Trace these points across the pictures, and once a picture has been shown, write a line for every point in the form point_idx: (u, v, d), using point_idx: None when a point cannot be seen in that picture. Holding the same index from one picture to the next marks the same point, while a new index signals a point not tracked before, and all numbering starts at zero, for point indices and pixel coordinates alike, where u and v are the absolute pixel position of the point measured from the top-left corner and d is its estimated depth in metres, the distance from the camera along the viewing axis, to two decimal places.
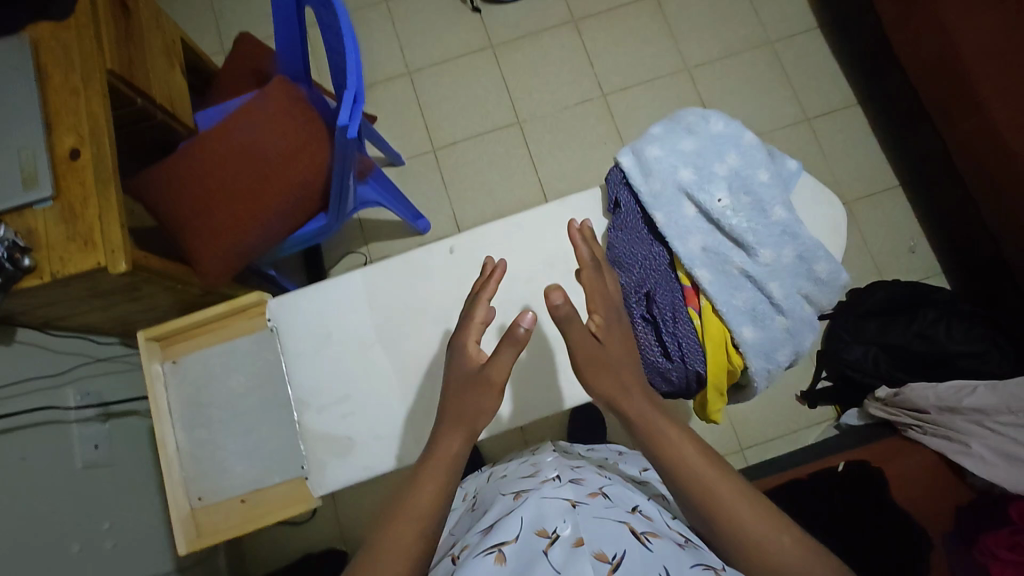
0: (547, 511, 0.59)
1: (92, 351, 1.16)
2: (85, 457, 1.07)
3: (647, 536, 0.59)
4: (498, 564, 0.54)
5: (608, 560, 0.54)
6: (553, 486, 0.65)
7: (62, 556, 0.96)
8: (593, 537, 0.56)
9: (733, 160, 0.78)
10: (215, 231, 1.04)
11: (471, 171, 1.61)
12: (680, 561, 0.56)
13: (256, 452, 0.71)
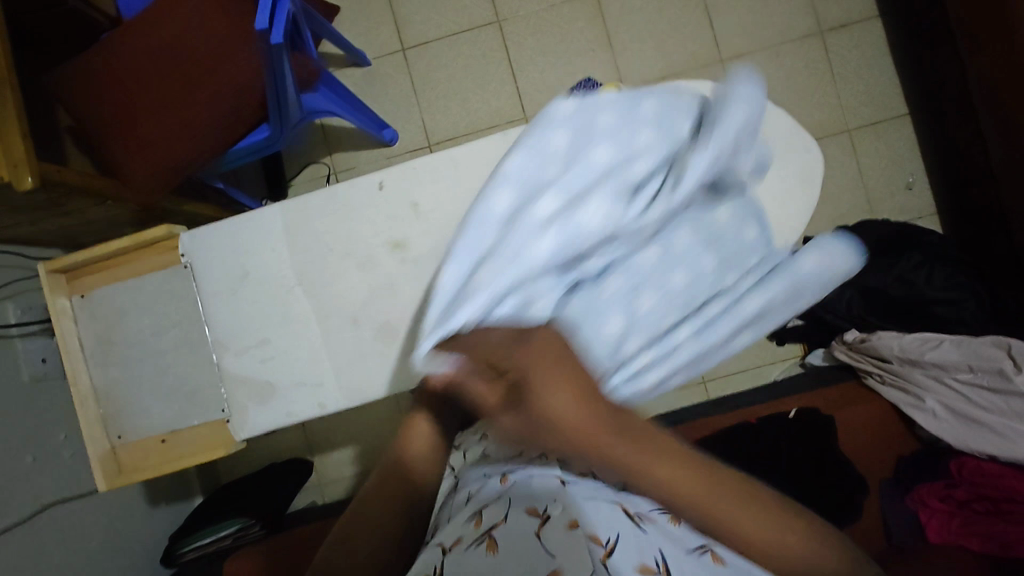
0: (537, 492, 0.62)
1: (31, 264, 1.10)
2: (33, 371, 1.06)
3: (639, 516, 0.60)
4: (490, 552, 0.56)
5: (602, 544, 0.55)
6: (539, 464, 0.66)
7: (15, 467, 0.97)
8: (586, 519, 0.58)
9: (542, 231, 0.55)
10: (138, 141, 0.94)
11: (444, 76, 1.47)
12: (671, 539, 0.58)
13: (175, 393, 0.76)
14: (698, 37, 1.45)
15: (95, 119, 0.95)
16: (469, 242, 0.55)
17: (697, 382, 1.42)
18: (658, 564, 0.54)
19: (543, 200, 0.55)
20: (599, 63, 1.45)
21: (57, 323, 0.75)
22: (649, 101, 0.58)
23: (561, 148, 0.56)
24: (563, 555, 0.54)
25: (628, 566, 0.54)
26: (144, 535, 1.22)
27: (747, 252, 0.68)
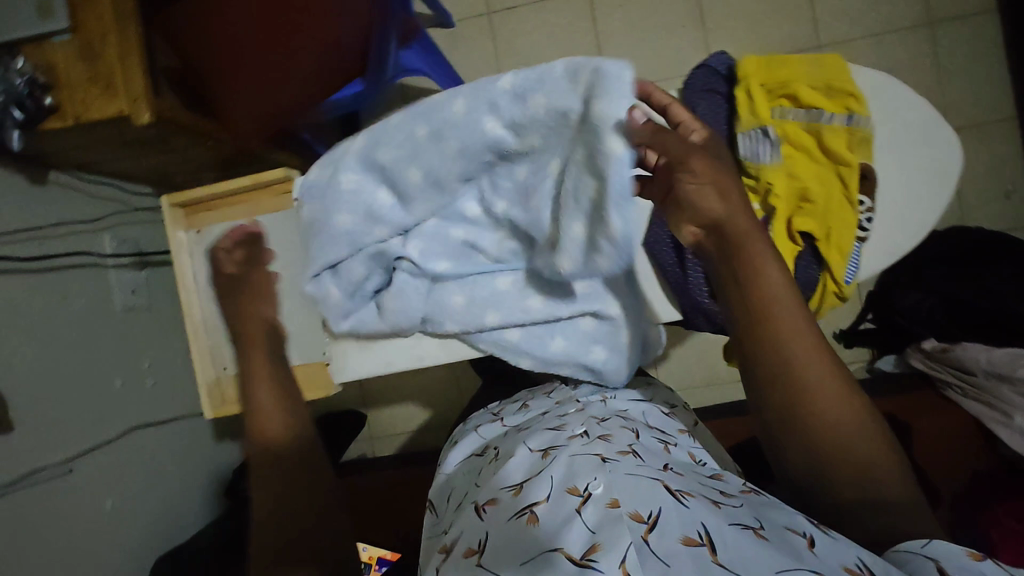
0: (579, 470, 0.63)
1: (127, 198, 1.15)
2: (124, 301, 1.11)
3: (682, 494, 0.59)
4: (531, 523, 0.60)
5: (644, 519, 0.56)
6: (582, 445, 0.68)
7: (105, 389, 1.03)
8: (626, 499, 0.58)
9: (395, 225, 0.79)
10: (246, 92, 0.95)
11: (527, 43, 1.44)
12: (718, 517, 0.56)
13: (276, 333, 0.80)
14: (796, 20, 1.38)
15: (203, 64, 0.92)
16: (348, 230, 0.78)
17: None
18: (701, 538, 0.54)
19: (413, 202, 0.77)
20: (690, 40, 1.40)
21: (177, 256, 0.80)
22: (493, 124, 0.68)
23: (411, 174, 0.75)
24: (604, 531, 0.55)
25: (669, 538, 0.54)
26: (211, 467, 1.28)
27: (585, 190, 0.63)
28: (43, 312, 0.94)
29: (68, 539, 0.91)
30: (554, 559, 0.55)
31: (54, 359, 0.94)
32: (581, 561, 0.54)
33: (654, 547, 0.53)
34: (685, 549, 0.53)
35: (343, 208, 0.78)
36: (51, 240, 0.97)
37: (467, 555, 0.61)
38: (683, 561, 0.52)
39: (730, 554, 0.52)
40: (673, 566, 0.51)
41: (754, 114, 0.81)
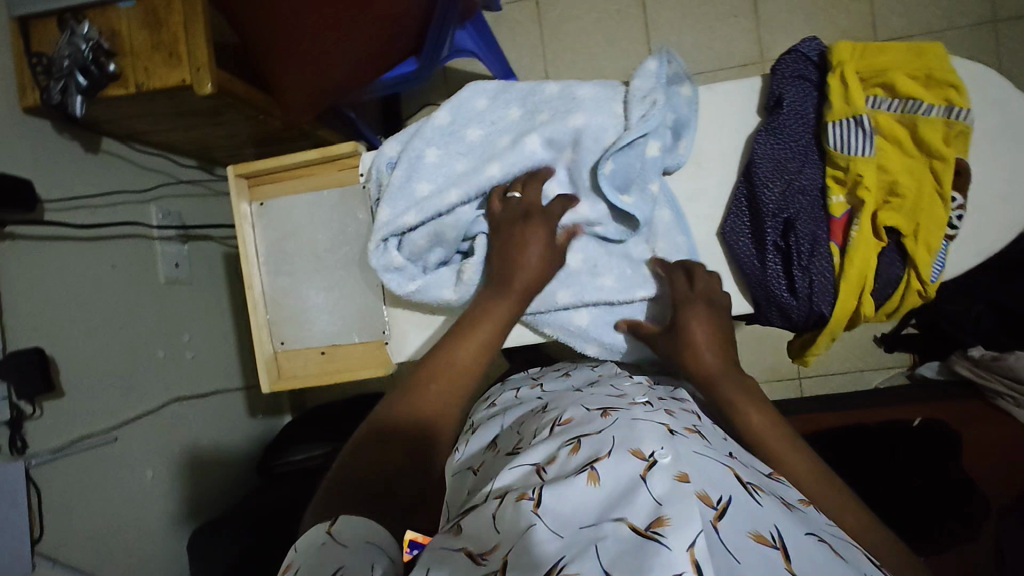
0: (641, 434, 0.54)
1: (173, 171, 1.15)
2: (168, 273, 1.11)
3: (753, 488, 0.51)
4: (591, 483, 0.49)
5: (714, 504, 0.47)
6: (646, 412, 0.59)
7: (149, 360, 1.03)
8: (694, 476, 0.49)
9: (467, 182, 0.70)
10: (303, 71, 0.92)
11: (574, 28, 1.42)
12: (792, 523, 0.49)
13: (331, 309, 0.79)
14: (853, 13, 1.34)
15: (261, 40, 0.88)
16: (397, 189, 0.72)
17: (792, 377, 1.33)
18: (774, 539, 0.45)
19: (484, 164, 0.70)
20: (741, 31, 1.37)
21: (239, 226, 0.79)
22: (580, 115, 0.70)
23: (472, 134, 0.74)
24: (674, 504, 0.45)
25: (738, 531, 0.45)
26: (244, 443, 1.28)
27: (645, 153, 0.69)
28: (95, 279, 0.94)
29: (113, 505, 0.92)
30: (614, 527, 0.45)
31: (103, 326, 0.94)
32: (645, 533, 0.44)
33: (724, 540, 0.44)
34: (757, 547, 0.44)
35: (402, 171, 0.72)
36: (102, 208, 0.97)
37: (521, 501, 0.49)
38: (757, 560, 0.43)
39: (808, 563, 0.44)
40: (744, 563, 0.42)
41: (849, 101, 0.64)
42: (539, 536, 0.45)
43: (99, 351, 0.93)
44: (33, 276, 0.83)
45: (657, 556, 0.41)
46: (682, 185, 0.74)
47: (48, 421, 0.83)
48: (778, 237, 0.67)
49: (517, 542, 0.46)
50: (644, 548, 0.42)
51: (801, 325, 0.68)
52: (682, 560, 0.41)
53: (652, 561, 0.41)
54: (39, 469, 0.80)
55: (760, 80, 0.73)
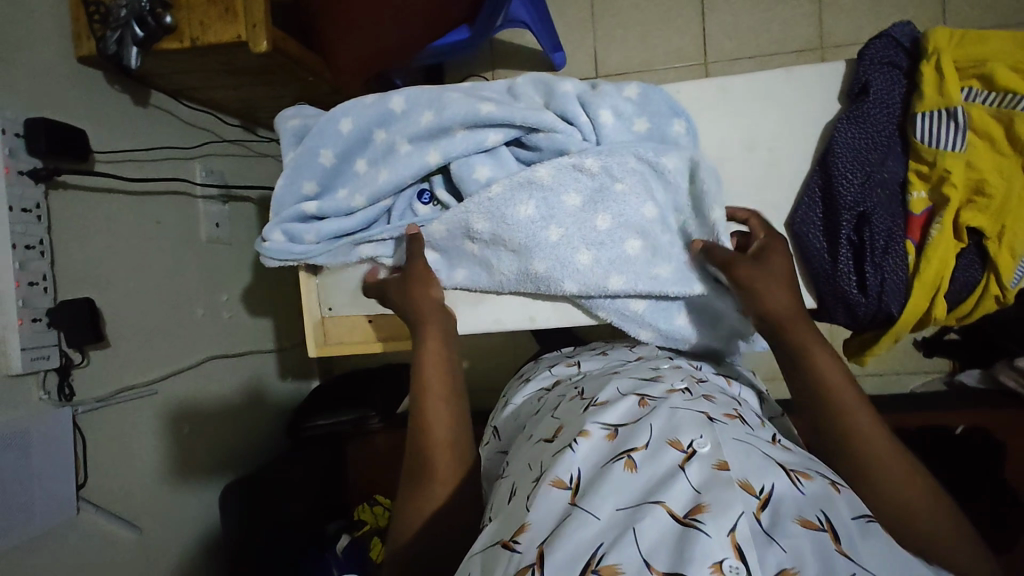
0: (679, 423, 0.52)
1: (218, 130, 1.15)
2: (209, 232, 1.11)
3: (799, 473, 0.50)
4: (628, 470, 0.49)
5: (757, 492, 0.46)
6: (685, 399, 0.57)
7: (188, 317, 1.04)
8: (736, 463, 0.48)
9: (490, 162, 0.68)
10: (358, 35, 0.90)
11: (627, 3, 1.37)
12: (843, 507, 0.47)
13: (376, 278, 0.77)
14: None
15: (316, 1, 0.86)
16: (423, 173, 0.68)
17: None
18: (822, 524, 0.45)
19: (489, 141, 0.66)
20: (804, 14, 1.31)
21: None
22: (633, 87, 0.67)
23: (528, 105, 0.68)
24: (712, 492, 0.45)
25: (784, 518, 0.44)
26: (275, 404, 1.30)
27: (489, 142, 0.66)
28: (140, 234, 0.94)
29: (152, 455, 0.94)
30: (652, 510, 0.45)
31: (146, 281, 0.95)
32: (684, 521, 0.44)
33: (769, 527, 0.43)
34: (806, 532, 0.43)
35: (403, 150, 0.68)
36: (150, 163, 0.97)
37: (555, 485, 0.50)
38: (804, 546, 0.42)
39: (860, 552, 0.43)
40: (791, 550, 0.42)
41: (943, 91, 0.61)
42: (577, 518, 0.46)
43: (143, 305, 0.94)
44: (84, 227, 0.84)
45: (698, 546, 0.42)
46: (749, 171, 0.71)
47: (95, 370, 0.84)
48: (852, 232, 0.65)
49: (556, 527, 0.47)
50: (686, 538, 0.42)
51: (864, 322, 0.67)
52: (721, 547, 0.41)
53: (694, 551, 0.41)
54: (85, 416, 0.82)
55: (845, 65, 0.69)
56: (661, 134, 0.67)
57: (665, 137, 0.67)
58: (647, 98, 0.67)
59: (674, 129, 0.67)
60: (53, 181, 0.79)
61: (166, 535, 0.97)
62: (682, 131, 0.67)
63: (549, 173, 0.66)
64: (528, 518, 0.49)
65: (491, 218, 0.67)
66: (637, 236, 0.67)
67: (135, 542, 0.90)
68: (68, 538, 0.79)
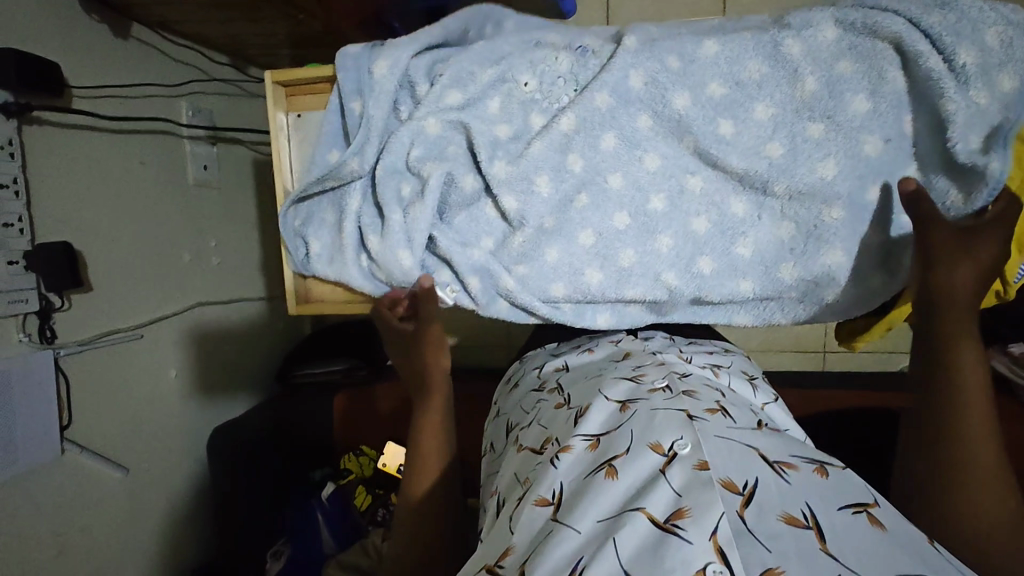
0: (659, 425, 0.54)
1: (205, 67, 1.09)
2: (196, 175, 1.07)
3: (781, 466, 0.50)
4: (610, 479, 0.51)
5: (740, 489, 0.47)
6: (666, 399, 0.59)
7: (175, 262, 1.03)
8: (717, 462, 0.49)
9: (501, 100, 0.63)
10: None
11: None
12: (824, 499, 0.47)
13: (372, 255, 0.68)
14: None
15: None
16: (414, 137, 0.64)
17: (816, 350, 1.30)
18: (806, 519, 0.44)
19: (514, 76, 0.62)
20: None
21: (274, 140, 0.71)
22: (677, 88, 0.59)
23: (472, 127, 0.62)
24: (693, 495, 0.46)
25: (767, 516, 0.45)
26: (267, 351, 1.31)
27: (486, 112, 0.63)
28: (122, 176, 0.91)
29: (139, 397, 0.95)
30: (634, 517, 0.46)
31: (130, 225, 0.93)
32: (665, 525, 0.45)
33: (751, 524, 0.44)
34: (789, 530, 0.43)
35: (418, 95, 0.64)
36: (131, 100, 0.92)
37: (538, 506, 0.52)
38: (787, 543, 0.42)
39: (843, 545, 0.42)
40: (774, 549, 0.42)
41: None
42: (557, 534, 0.47)
43: (126, 249, 0.92)
44: (61, 166, 0.81)
45: (677, 549, 0.43)
46: None
47: (78, 315, 0.84)
48: None
49: (539, 544, 0.48)
50: (665, 542, 0.43)
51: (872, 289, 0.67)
52: (702, 552, 0.42)
53: (673, 554, 0.42)
54: (67, 359, 0.82)
55: None
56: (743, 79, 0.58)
57: (746, 99, 0.58)
58: (847, 18, 0.56)
59: (788, 51, 0.57)
60: (24, 116, 0.75)
61: (154, 477, 0.99)
62: (758, 74, 0.58)
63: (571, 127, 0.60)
64: (509, 541, 0.52)
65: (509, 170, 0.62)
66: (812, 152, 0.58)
67: (122, 482, 0.92)
68: (54, 476, 0.80)
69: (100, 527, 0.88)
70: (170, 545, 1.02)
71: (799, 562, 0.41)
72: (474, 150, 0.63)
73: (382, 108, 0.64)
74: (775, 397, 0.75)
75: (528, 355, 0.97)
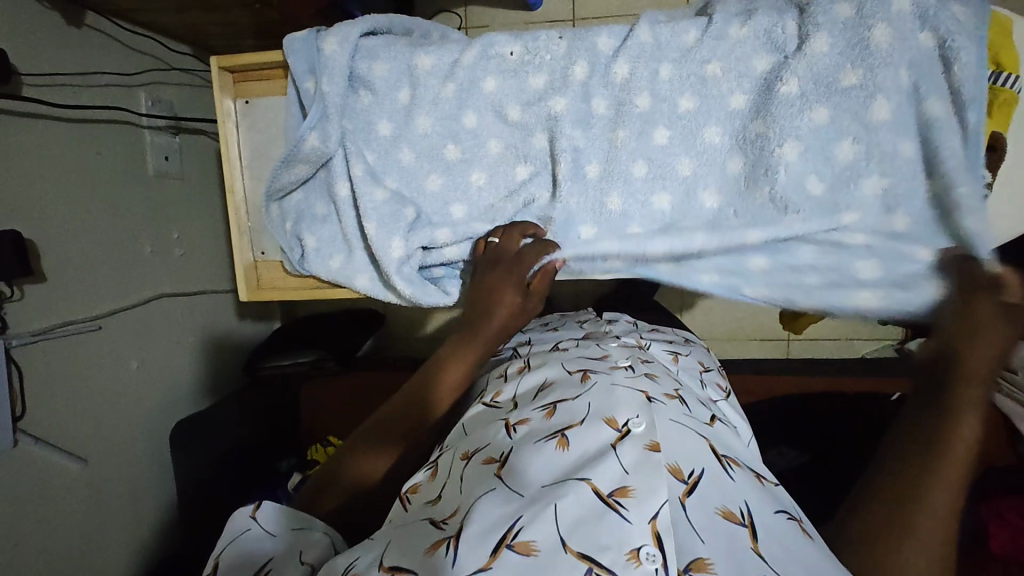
0: (619, 402, 0.56)
1: (165, 57, 1.09)
2: (158, 166, 1.07)
3: (728, 462, 0.52)
4: (560, 449, 0.51)
5: (685, 478, 0.48)
6: (626, 377, 0.62)
7: (136, 253, 1.02)
8: (667, 446, 0.51)
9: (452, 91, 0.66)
10: None
11: None
12: (763, 501, 0.48)
13: (340, 238, 0.71)
14: None
15: None
16: (361, 123, 0.68)
17: (780, 338, 1.33)
18: (743, 516, 0.45)
19: (463, 59, 0.66)
20: None
21: (221, 126, 0.71)
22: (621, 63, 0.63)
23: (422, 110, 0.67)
24: (641, 476, 0.47)
25: (706, 508, 0.45)
26: (234, 344, 1.30)
27: (442, 98, 0.67)
28: (79, 166, 0.91)
29: (99, 388, 0.94)
30: (578, 488, 0.46)
31: (85, 217, 0.92)
32: (608, 500, 0.45)
33: (690, 516, 0.45)
34: (725, 525, 0.44)
35: (367, 74, 0.67)
36: (86, 90, 0.92)
37: (486, 464, 0.51)
38: (719, 537, 0.43)
39: (776, 547, 0.43)
40: (708, 542, 0.43)
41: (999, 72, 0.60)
42: (501, 494, 0.47)
43: (81, 240, 0.91)
44: (10, 154, 0.79)
45: (616, 528, 0.43)
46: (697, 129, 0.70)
47: (32, 305, 0.83)
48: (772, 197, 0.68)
49: (478, 499, 0.46)
50: (605, 517, 0.44)
51: None
52: (641, 533, 0.43)
53: (612, 533, 0.43)
54: (20, 349, 0.81)
55: None
56: (671, 66, 0.62)
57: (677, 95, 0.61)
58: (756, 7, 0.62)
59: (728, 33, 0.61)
60: None
61: (115, 468, 0.98)
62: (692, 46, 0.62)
63: (520, 115, 0.66)
64: (459, 499, 0.49)
65: (464, 153, 0.68)
66: (744, 147, 0.63)
67: (81, 474, 0.91)
68: (7, 466, 0.80)
69: (57, 519, 0.87)
70: (131, 537, 1.01)
71: (726, 557, 0.41)
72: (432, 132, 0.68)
73: (337, 84, 0.65)
74: (726, 391, 0.76)
75: None
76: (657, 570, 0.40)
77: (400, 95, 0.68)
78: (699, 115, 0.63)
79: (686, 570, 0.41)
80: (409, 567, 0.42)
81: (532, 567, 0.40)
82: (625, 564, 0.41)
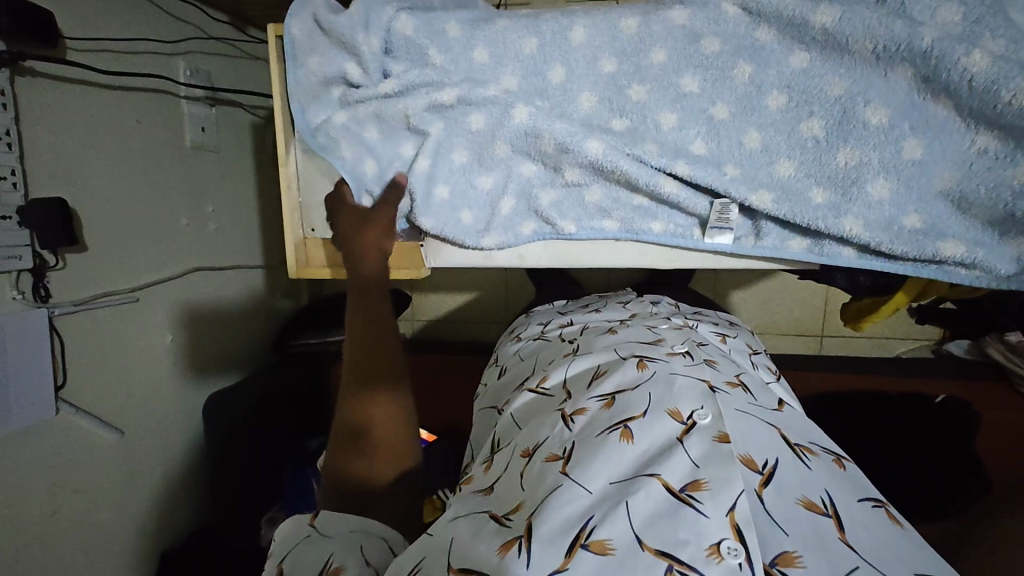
0: (680, 392, 0.54)
1: (203, 26, 1.06)
2: (195, 137, 1.05)
3: (801, 451, 0.51)
4: (625, 442, 0.50)
5: (758, 469, 0.46)
6: (685, 365, 0.60)
7: (172, 227, 1.01)
8: (737, 437, 0.49)
9: (519, 70, 0.61)
10: None
11: None
12: (844, 489, 0.47)
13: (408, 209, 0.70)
14: None
15: None
16: (423, 89, 0.63)
17: (814, 334, 1.30)
18: (825, 506, 0.44)
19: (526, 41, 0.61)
20: None
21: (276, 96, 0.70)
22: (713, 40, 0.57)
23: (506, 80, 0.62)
24: (712, 468, 0.45)
25: (785, 499, 0.44)
26: (263, 320, 1.29)
27: (517, 69, 0.61)
28: (118, 136, 0.89)
29: (135, 360, 0.94)
30: (646, 483, 0.45)
31: (124, 187, 0.91)
32: (681, 495, 0.44)
33: (769, 508, 0.43)
34: (807, 515, 0.43)
35: (429, 39, 0.61)
36: (128, 57, 0.90)
37: (549, 462, 0.51)
38: (802, 525, 0.42)
39: (862, 534, 0.42)
40: (792, 534, 0.41)
41: None
42: (570, 489, 0.46)
43: (118, 211, 0.90)
44: (53, 122, 0.78)
45: (695, 522, 0.41)
46: None
47: (73, 275, 0.82)
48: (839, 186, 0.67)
49: (547, 495, 0.46)
50: (679, 511, 0.42)
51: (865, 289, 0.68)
52: (719, 526, 0.41)
53: (688, 526, 0.41)
54: (62, 318, 0.80)
55: None
56: (760, 55, 0.57)
57: (757, 96, 0.58)
58: None
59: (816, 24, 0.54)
60: (17, 66, 0.72)
61: (149, 440, 0.98)
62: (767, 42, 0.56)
63: (590, 104, 0.62)
64: (521, 496, 0.49)
65: (529, 125, 0.62)
66: (849, 139, 0.57)
67: (117, 446, 0.91)
68: (49, 436, 0.80)
69: (94, 490, 0.87)
70: (166, 508, 1.03)
71: (818, 550, 0.40)
72: (496, 103, 0.62)
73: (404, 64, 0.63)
74: (776, 373, 0.74)
75: (532, 310, 1.00)
76: (740, 565, 0.39)
77: (471, 58, 0.62)
78: (794, 110, 0.58)
79: (774, 564, 0.39)
80: (481, 566, 0.42)
81: (610, 565, 0.39)
82: (707, 560, 0.39)
